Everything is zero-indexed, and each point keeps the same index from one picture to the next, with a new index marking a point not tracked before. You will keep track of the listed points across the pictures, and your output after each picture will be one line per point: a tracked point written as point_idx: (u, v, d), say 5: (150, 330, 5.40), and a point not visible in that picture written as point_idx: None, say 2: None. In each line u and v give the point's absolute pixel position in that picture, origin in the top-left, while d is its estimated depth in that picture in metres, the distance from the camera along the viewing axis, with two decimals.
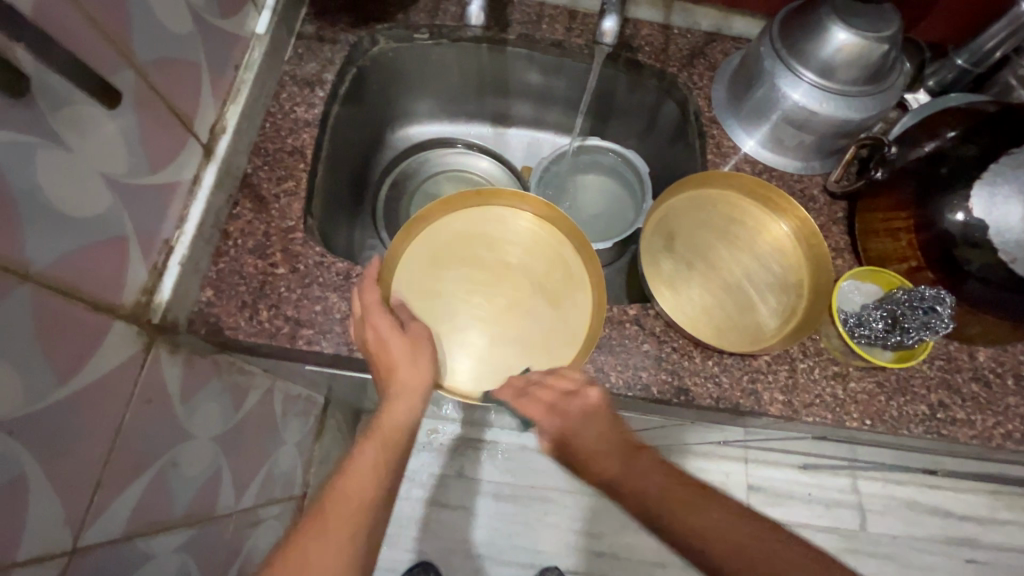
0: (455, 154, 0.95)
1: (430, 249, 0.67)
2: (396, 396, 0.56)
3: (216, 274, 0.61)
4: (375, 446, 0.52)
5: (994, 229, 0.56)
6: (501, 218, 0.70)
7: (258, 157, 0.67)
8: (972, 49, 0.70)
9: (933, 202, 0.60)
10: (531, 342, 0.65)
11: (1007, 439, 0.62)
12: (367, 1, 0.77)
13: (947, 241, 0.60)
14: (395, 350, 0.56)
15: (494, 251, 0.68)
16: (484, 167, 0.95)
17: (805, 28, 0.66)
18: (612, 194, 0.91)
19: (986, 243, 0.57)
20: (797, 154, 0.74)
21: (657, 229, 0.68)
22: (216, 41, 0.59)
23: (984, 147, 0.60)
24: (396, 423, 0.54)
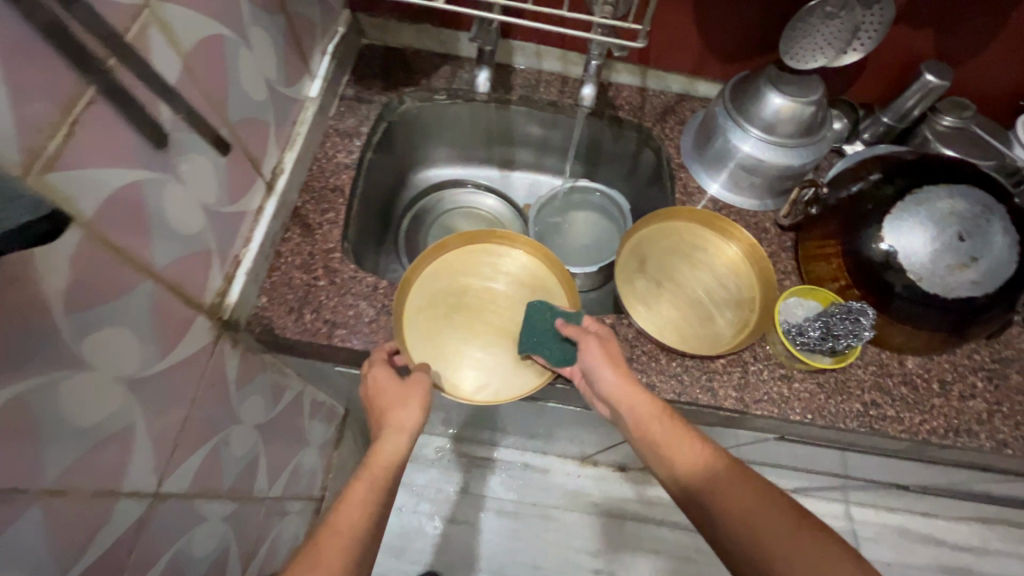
0: (466, 193, 1.11)
1: (425, 303, 0.77)
2: (388, 433, 0.64)
3: (270, 284, 0.75)
4: (364, 483, 0.60)
5: (903, 256, 0.69)
6: (489, 254, 0.82)
7: (306, 193, 0.82)
8: (895, 109, 0.84)
9: (859, 232, 0.73)
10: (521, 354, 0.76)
11: (932, 434, 0.72)
12: (398, 70, 0.95)
13: (869, 264, 0.72)
14: (387, 395, 0.66)
15: (485, 285, 0.80)
16: (491, 205, 1.11)
17: (750, 93, 0.81)
18: (600, 228, 1.06)
19: (898, 266, 0.70)
20: (751, 194, 0.88)
21: (628, 271, 0.80)
22: (282, 103, 0.76)
23: (899, 188, 0.73)
24: (384, 458, 0.63)
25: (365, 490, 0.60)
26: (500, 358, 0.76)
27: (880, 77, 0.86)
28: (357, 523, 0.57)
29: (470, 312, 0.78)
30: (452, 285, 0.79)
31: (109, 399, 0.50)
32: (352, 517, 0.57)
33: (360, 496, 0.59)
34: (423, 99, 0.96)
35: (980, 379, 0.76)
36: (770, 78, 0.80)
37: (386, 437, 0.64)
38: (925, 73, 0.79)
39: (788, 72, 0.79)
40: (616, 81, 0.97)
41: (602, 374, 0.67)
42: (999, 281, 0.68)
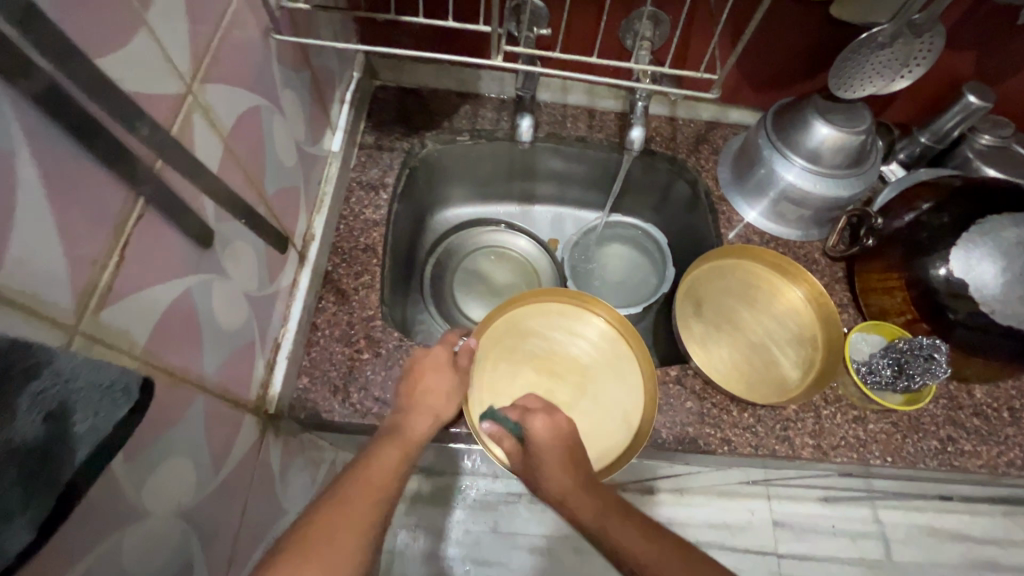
0: (494, 232, 1.06)
1: (501, 353, 0.72)
2: (417, 417, 0.62)
3: (309, 361, 0.69)
4: (394, 449, 0.58)
5: (974, 286, 0.67)
6: (561, 314, 0.75)
7: (336, 256, 0.77)
8: (932, 130, 0.83)
9: (921, 263, 0.72)
10: (581, 425, 0.70)
11: (1010, 466, 0.71)
12: (416, 113, 0.90)
13: (936, 295, 0.70)
14: (431, 381, 0.65)
15: (553, 351, 0.73)
16: (521, 245, 1.05)
17: (795, 123, 0.79)
18: (635, 262, 1.02)
19: (967, 295, 0.68)
20: (797, 225, 0.86)
21: (688, 319, 0.77)
22: (308, 164, 0.70)
23: (956, 216, 0.72)
24: (416, 433, 0.60)
25: (376, 476, 0.54)
26: None
27: (916, 99, 0.85)
28: (387, 482, 0.54)
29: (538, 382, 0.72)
30: (532, 335, 0.74)
31: (168, 540, 0.44)
32: (381, 477, 0.54)
33: (393, 460, 0.56)
34: (447, 141, 0.91)
35: None
36: (816, 108, 0.77)
37: (415, 415, 0.62)
38: (967, 94, 0.78)
39: (834, 101, 0.76)
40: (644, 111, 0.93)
41: (538, 473, 0.61)
42: None
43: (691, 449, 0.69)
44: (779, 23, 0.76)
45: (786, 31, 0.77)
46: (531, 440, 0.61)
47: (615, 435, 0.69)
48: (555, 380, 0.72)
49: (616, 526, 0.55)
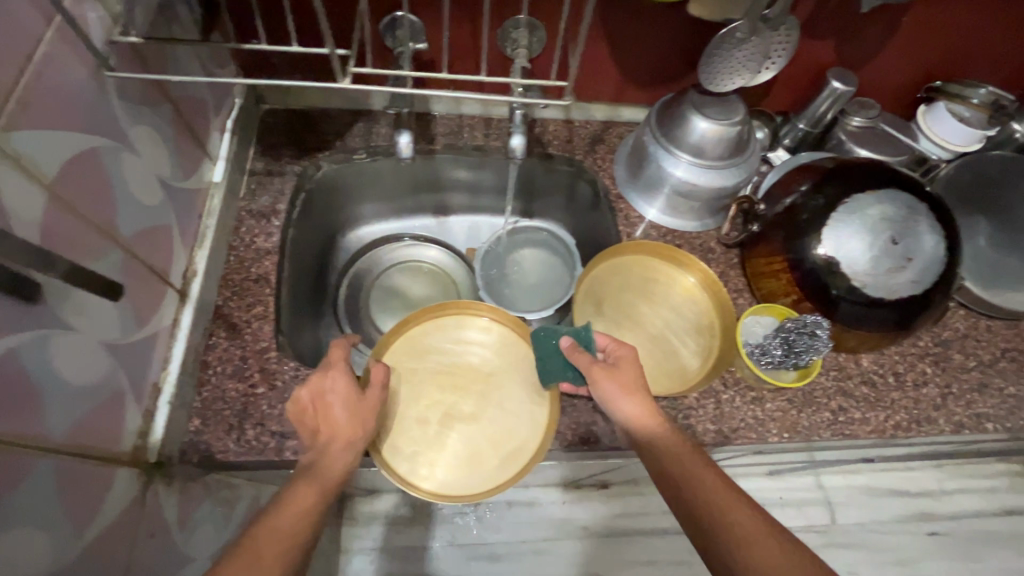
0: (403, 247, 1.05)
1: (398, 375, 0.71)
2: (328, 452, 0.56)
3: (201, 402, 0.67)
4: (311, 489, 0.53)
5: (845, 263, 0.71)
6: (458, 327, 0.74)
7: (226, 290, 0.74)
8: (808, 115, 0.87)
9: (800, 246, 0.75)
10: (487, 436, 0.69)
11: (897, 429, 0.75)
12: (308, 134, 0.88)
13: (816, 276, 0.73)
14: (338, 411, 0.59)
15: (454, 365, 0.72)
16: (433, 255, 1.06)
17: (675, 120, 0.81)
18: (546, 263, 1.03)
19: (841, 272, 0.71)
20: (692, 216, 0.88)
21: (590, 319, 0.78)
22: (182, 199, 0.68)
23: (829, 197, 0.75)
24: (332, 468, 0.55)
25: (280, 541, 0.48)
26: (467, 443, 0.69)
27: (792, 86, 0.89)
28: (299, 533, 0.49)
29: (442, 399, 0.71)
30: (429, 353, 0.73)
31: None
32: (292, 521, 0.50)
33: (306, 504, 0.51)
34: (344, 161, 0.89)
35: (928, 365, 0.79)
36: (692, 104, 0.79)
37: (330, 449, 0.57)
38: (833, 81, 0.81)
39: (709, 96, 0.79)
40: (539, 116, 0.94)
41: (618, 404, 0.60)
42: (933, 277, 0.71)
43: (596, 446, 0.70)
44: (649, 25, 0.78)
45: (657, 32, 0.80)
46: (613, 374, 0.61)
47: (521, 441, 0.69)
48: (459, 394, 0.71)
49: (709, 480, 0.53)
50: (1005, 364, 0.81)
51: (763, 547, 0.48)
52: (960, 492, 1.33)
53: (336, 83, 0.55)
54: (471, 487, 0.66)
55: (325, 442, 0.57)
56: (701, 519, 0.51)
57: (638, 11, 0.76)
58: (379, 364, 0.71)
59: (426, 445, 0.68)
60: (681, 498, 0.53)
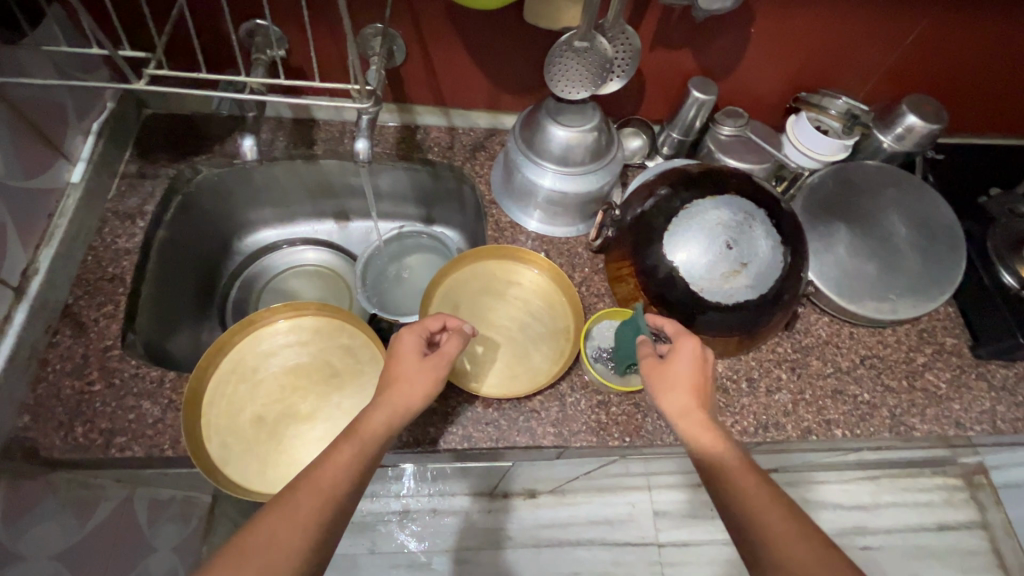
0: (283, 254, 1.06)
1: (235, 376, 0.72)
2: (379, 405, 0.58)
3: (34, 399, 0.68)
4: (344, 455, 0.53)
5: (683, 268, 0.72)
6: (304, 329, 0.76)
7: (78, 288, 0.75)
8: (679, 123, 0.89)
9: (647, 250, 0.75)
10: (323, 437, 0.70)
11: (744, 434, 0.75)
12: (188, 138, 0.89)
13: (659, 279, 0.74)
14: (410, 372, 0.61)
15: (296, 367, 0.73)
16: (313, 258, 1.07)
17: (534, 128, 0.82)
18: (425, 263, 1.04)
19: (679, 277, 0.72)
20: (562, 222, 0.89)
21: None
22: (21, 198, 0.69)
23: (677, 202, 0.76)
24: (372, 428, 0.56)
25: (315, 501, 0.49)
26: (301, 444, 0.69)
27: (663, 94, 0.90)
28: (336, 488, 0.50)
29: (280, 399, 0.72)
30: (270, 354, 0.74)
31: None
32: (333, 475, 0.51)
33: (344, 459, 0.52)
34: (224, 164, 0.90)
35: (783, 371, 0.79)
36: (548, 111, 0.80)
37: (378, 406, 0.58)
38: (693, 91, 0.83)
39: (564, 104, 0.80)
40: (422, 123, 0.95)
41: (656, 386, 0.59)
42: (771, 283, 0.71)
43: (431, 448, 0.70)
44: (504, 33, 0.79)
45: (513, 41, 0.81)
46: (663, 368, 0.60)
47: None
48: (298, 394, 0.72)
49: (764, 509, 0.49)
50: (863, 371, 0.81)
51: (797, 547, 0.46)
52: (894, 506, 1.26)
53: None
54: None
55: (381, 400, 0.59)
56: (737, 516, 0.50)
57: (489, 21, 0.78)
58: (217, 366, 0.71)
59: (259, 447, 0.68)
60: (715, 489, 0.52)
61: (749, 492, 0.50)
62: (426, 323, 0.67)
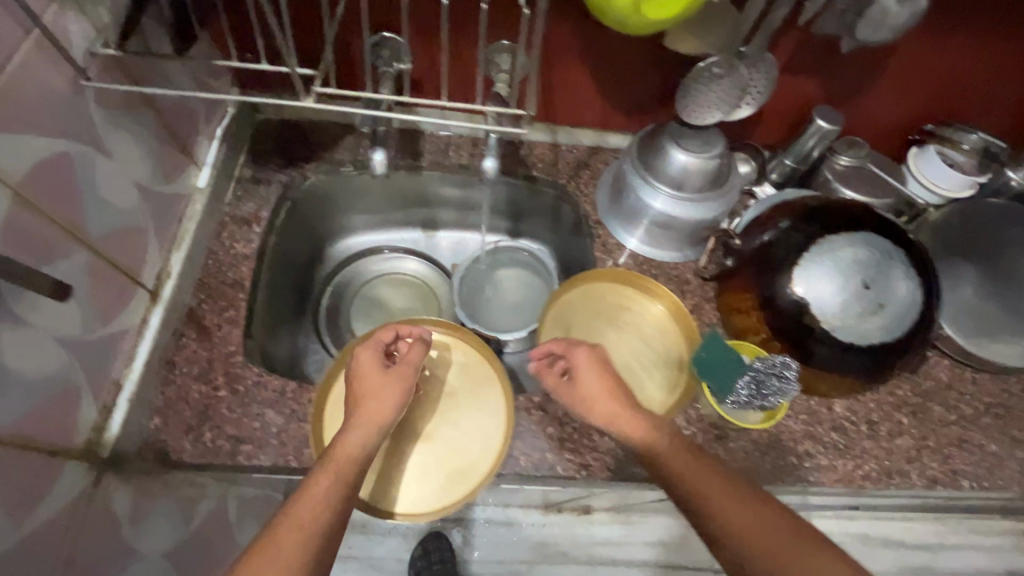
0: (381, 259, 1.07)
1: None
2: (353, 426, 0.61)
3: (163, 402, 0.68)
4: (326, 477, 0.55)
5: (815, 305, 0.69)
6: None
7: (201, 292, 0.76)
8: (796, 151, 0.86)
9: (773, 284, 0.73)
10: (440, 453, 0.70)
11: (865, 480, 0.72)
12: (298, 144, 0.90)
13: (785, 315, 0.72)
14: (384, 387, 0.65)
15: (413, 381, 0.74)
16: (412, 267, 1.07)
17: (654, 151, 0.81)
18: (523, 282, 1.03)
19: (810, 314, 0.70)
20: (670, 247, 0.87)
21: (557, 344, 0.78)
22: (159, 202, 0.70)
23: (805, 236, 0.74)
24: (348, 448, 0.58)
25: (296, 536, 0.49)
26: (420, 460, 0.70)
27: (780, 120, 0.88)
28: (321, 511, 0.52)
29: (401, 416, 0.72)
30: None
31: None
32: (315, 506, 0.52)
33: (322, 485, 0.54)
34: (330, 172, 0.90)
35: (904, 416, 0.76)
36: (672, 135, 0.79)
37: (351, 429, 0.61)
38: (817, 119, 0.81)
39: (690, 129, 0.78)
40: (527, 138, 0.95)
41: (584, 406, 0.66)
42: (906, 327, 0.69)
43: (549, 474, 0.70)
44: (633, 55, 0.78)
45: (640, 63, 0.79)
46: (575, 386, 0.67)
47: (474, 462, 0.70)
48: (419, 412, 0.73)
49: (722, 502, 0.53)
50: (988, 420, 0.77)
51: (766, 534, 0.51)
52: None
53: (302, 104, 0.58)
54: (419, 504, 0.67)
55: (355, 418, 0.62)
56: (690, 502, 0.55)
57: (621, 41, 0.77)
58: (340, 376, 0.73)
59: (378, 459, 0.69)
60: (680, 493, 0.56)
61: (700, 488, 0.55)
62: (378, 337, 0.71)
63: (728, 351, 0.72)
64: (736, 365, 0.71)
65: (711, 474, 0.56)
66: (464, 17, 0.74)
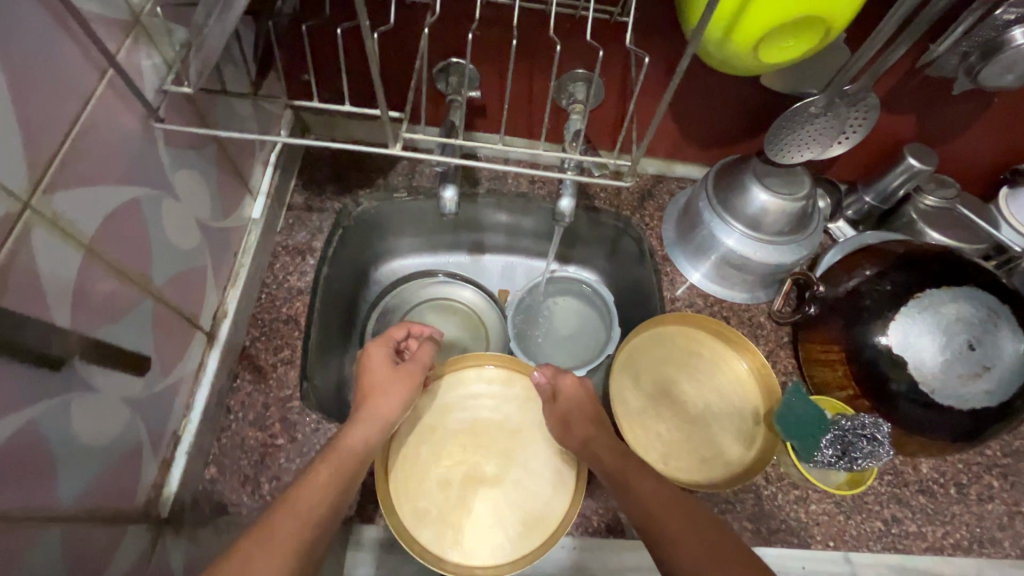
0: (433, 284, 0.99)
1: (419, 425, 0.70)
2: (358, 423, 0.60)
3: (219, 449, 0.65)
4: (330, 475, 0.54)
5: (913, 363, 0.65)
6: (484, 379, 0.73)
7: (255, 328, 0.72)
8: (878, 189, 0.82)
9: (864, 339, 0.68)
10: (508, 499, 0.67)
11: (957, 549, 0.68)
12: (351, 170, 0.86)
13: (876, 373, 0.67)
14: (395, 384, 0.65)
15: (477, 420, 0.71)
16: (467, 296, 0.99)
17: (732, 188, 0.77)
18: (579, 314, 0.98)
19: (906, 374, 0.65)
20: (742, 287, 0.83)
21: (626, 392, 0.73)
22: (218, 237, 0.66)
23: (897, 286, 0.69)
24: (352, 447, 0.57)
25: (294, 526, 0.47)
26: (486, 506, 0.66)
27: (862, 156, 0.83)
28: (318, 501, 0.50)
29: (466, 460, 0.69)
30: (451, 404, 0.71)
31: None
32: (316, 491, 0.51)
33: (323, 476, 0.53)
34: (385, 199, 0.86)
35: (996, 478, 0.72)
36: (755, 173, 0.75)
37: (358, 424, 0.60)
38: (908, 158, 0.76)
39: (775, 167, 0.74)
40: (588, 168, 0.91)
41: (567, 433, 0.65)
42: (1010, 391, 0.65)
43: None
44: (718, 85, 0.73)
45: (724, 94, 0.75)
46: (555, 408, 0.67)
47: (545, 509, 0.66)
48: (486, 455, 0.70)
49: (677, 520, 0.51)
50: None
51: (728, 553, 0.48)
52: None
53: (386, 149, 0.54)
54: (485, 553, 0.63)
55: (362, 416, 0.61)
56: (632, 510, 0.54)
57: (706, 75, 0.72)
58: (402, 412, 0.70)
59: (442, 504, 0.66)
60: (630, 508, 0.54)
61: (665, 507, 0.53)
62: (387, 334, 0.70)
63: (813, 408, 0.67)
64: (822, 423, 0.66)
65: (666, 489, 0.55)
66: (541, 45, 0.69)
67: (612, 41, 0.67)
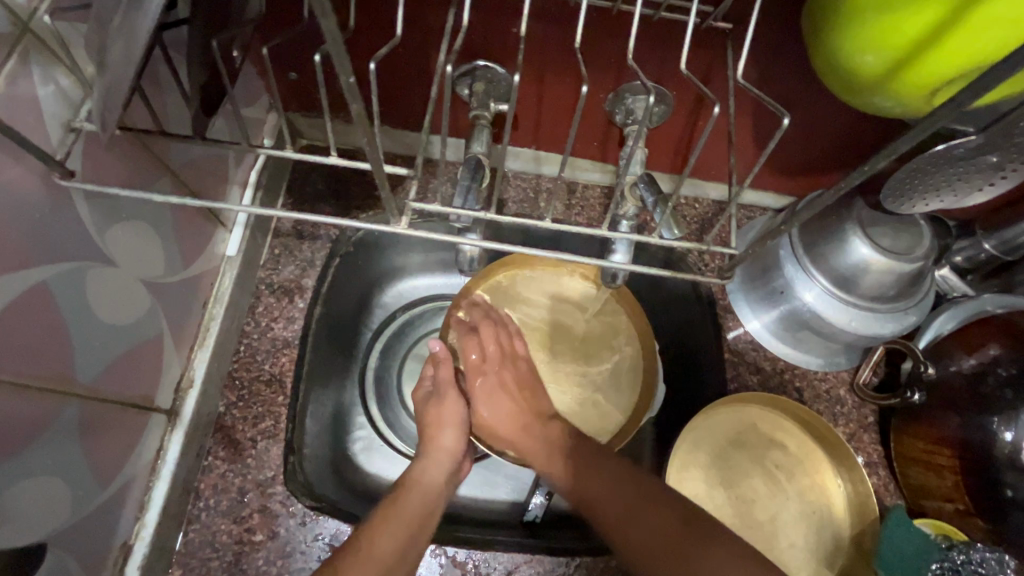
0: None
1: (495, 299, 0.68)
2: (433, 454, 0.58)
3: (185, 546, 0.54)
4: (398, 528, 0.50)
5: None
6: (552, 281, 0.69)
7: (231, 391, 0.60)
8: (1004, 237, 0.66)
9: (982, 436, 0.57)
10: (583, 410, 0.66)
11: None
12: (350, 184, 0.67)
13: (991, 478, 0.56)
14: (448, 411, 0.60)
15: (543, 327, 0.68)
16: None
17: (824, 235, 0.61)
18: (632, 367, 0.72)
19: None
20: (818, 351, 0.67)
21: (693, 470, 0.61)
22: (177, 292, 0.53)
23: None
24: (421, 485, 0.55)
25: None
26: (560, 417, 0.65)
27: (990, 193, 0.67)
28: (393, 550, 0.49)
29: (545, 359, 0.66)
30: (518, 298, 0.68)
31: None
32: (386, 546, 0.49)
33: (400, 526, 0.51)
34: (429, 221, 0.64)
35: None
36: (858, 220, 0.59)
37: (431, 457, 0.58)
38: None
39: (885, 216, 0.59)
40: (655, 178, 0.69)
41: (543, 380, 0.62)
42: None
43: None
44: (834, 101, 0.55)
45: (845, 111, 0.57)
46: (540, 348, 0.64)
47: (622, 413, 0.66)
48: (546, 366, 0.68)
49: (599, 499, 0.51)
50: None
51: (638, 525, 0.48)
52: None
53: (388, 228, 0.43)
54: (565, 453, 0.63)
55: (425, 454, 0.58)
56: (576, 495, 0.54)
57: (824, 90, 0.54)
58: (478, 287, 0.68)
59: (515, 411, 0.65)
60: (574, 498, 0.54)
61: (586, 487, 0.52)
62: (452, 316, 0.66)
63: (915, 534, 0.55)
64: (930, 551, 0.54)
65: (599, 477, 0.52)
66: (595, 47, 0.53)
67: (696, 50, 0.51)
